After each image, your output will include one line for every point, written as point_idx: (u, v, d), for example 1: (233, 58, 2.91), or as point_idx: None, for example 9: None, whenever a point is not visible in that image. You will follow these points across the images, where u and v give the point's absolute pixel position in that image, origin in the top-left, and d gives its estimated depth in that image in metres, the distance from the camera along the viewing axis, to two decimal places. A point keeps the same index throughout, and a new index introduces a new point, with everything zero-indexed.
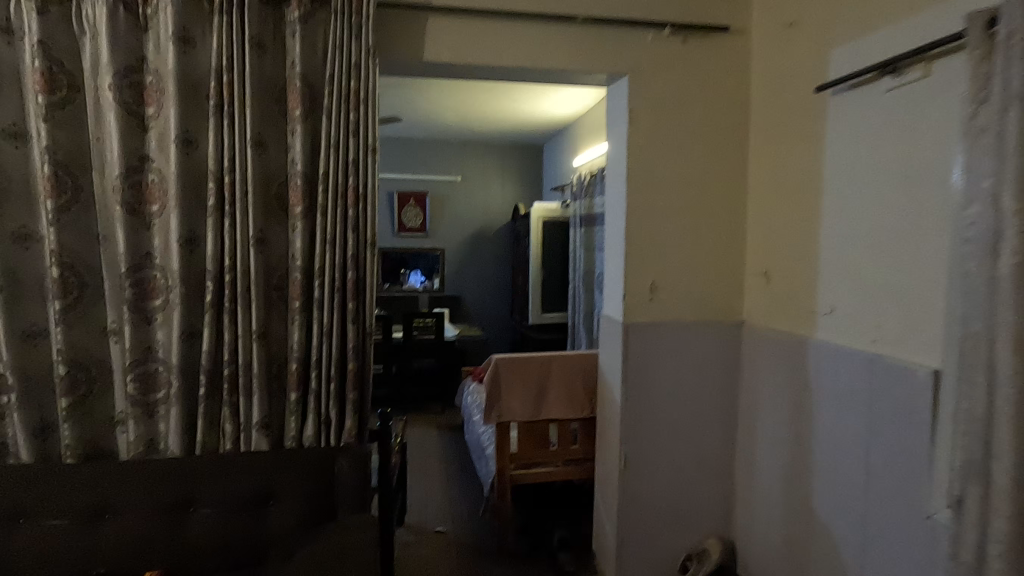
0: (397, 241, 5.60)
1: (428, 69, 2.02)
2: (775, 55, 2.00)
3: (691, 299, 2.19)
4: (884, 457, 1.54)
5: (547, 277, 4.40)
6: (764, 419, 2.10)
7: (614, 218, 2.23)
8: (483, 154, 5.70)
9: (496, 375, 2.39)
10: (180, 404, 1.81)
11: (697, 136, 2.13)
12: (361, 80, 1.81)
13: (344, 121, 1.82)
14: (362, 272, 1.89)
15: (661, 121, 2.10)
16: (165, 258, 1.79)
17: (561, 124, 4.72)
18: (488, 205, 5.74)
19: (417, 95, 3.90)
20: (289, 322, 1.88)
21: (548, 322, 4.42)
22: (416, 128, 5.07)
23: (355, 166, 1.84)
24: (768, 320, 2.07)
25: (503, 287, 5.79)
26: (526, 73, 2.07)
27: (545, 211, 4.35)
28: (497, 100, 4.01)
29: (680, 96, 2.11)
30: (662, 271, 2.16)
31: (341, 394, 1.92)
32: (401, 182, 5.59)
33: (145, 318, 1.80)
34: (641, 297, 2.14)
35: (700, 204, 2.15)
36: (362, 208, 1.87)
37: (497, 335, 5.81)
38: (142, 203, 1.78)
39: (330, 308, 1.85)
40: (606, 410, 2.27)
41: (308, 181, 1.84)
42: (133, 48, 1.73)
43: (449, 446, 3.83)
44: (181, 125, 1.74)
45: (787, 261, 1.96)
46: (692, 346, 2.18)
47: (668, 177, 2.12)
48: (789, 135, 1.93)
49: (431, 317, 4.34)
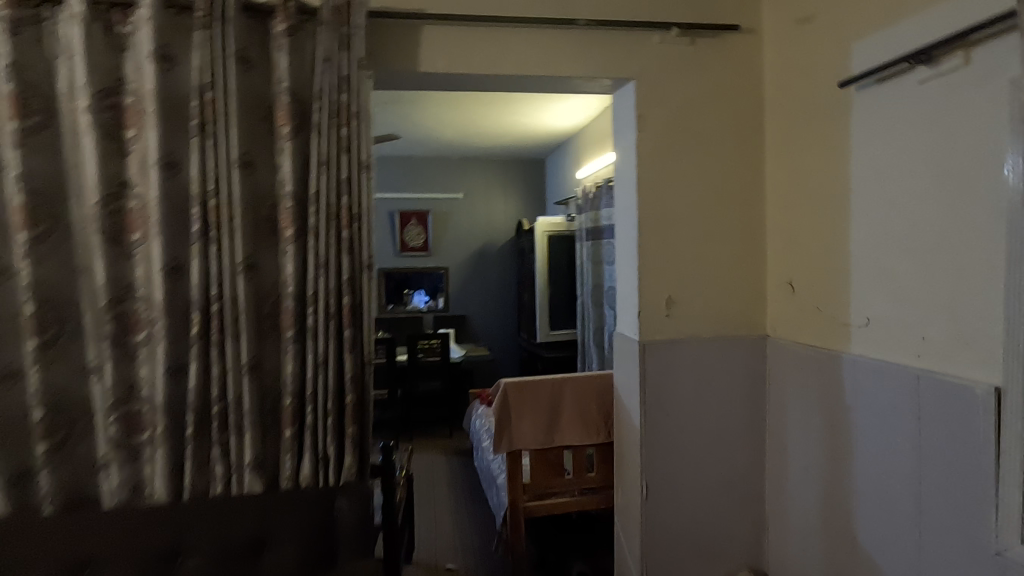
0: (400, 261, 5.50)
1: (423, 81, 1.92)
2: (789, 52, 1.89)
3: (711, 314, 2.05)
4: (937, 486, 1.38)
5: (554, 293, 4.27)
6: (792, 442, 1.94)
7: (624, 230, 2.10)
8: (485, 170, 5.62)
9: (505, 400, 2.25)
10: (166, 445, 1.68)
11: (710, 141, 2.01)
12: (351, 93, 1.71)
13: (336, 138, 1.72)
14: (358, 297, 1.77)
15: (670, 126, 1.99)
16: (148, 289, 1.68)
17: (563, 137, 4.63)
18: (491, 221, 5.63)
19: (415, 112, 3.82)
20: (282, 353, 1.75)
21: (556, 339, 4.28)
22: (415, 146, 5.00)
23: (349, 184, 1.73)
24: (795, 334, 1.93)
25: (509, 304, 5.66)
26: (527, 81, 1.97)
27: (549, 225, 4.23)
28: (496, 114, 3.92)
29: (690, 99, 2.00)
30: (679, 284, 2.02)
31: (339, 429, 1.79)
32: (401, 201, 5.50)
33: (127, 354, 1.68)
34: (657, 313, 2.01)
35: (715, 212, 2.02)
36: (356, 229, 1.76)
37: (505, 354, 5.67)
38: (123, 232, 1.67)
39: (325, 337, 1.73)
40: (625, 435, 2.11)
41: (299, 202, 1.74)
42: (111, 69, 1.63)
43: (458, 473, 3.67)
44: (162, 147, 1.63)
45: (813, 270, 1.82)
46: (713, 363, 2.04)
47: (681, 185, 2.00)
48: (809, 135, 1.81)
49: (436, 338, 4.19)
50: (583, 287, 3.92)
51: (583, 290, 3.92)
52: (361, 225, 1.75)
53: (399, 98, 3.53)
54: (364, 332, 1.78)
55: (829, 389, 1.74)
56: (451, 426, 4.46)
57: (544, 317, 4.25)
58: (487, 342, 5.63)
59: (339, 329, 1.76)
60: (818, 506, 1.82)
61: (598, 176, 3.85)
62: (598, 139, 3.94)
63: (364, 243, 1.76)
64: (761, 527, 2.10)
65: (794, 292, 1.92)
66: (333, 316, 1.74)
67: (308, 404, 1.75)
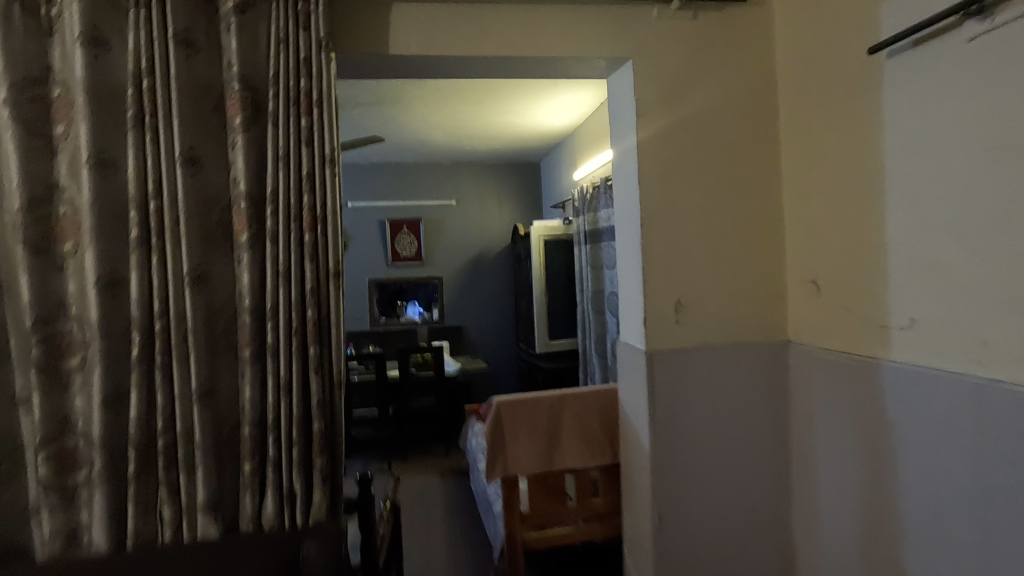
0: (392, 271, 5.30)
1: (396, 65, 1.72)
2: (803, 22, 1.69)
3: (725, 318, 1.83)
4: (1008, 518, 1.15)
5: (552, 300, 4.06)
6: (823, 461, 1.71)
7: (625, 228, 1.89)
8: (479, 175, 5.42)
9: (498, 421, 2.05)
10: (105, 486, 1.46)
11: (717, 126, 1.80)
12: (311, 78, 1.51)
13: (295, 130, 1.51)
14: (325, 309, 1.56)
15: (673, 110, 1.78)
16: (83, 306, 1.47)
17: (558, 137, 4.43)
18: (486, 228, 5.43)
19: (400, 113, 3.63)
20: (240, 376, 1.54)
21: (556, 350, 4.06)
22: (405, 151, 4.81)
23: (311, 182, 1.53)
24: (820, 338, 1.71)
25: (506, 314, 5.44)
26: (512, 64, 1.77)
27: (546, 229, 4.02)
28: (486, 113, 3.73)
29: (695, 81, 1.79)
30: (688, 286, 1.80)
31: (306, 461, 1.57)
32: (392, 209, 5.30)
33: (59, 382, 1.46)
34: (665, 319, 1.79)
35: (727, 205, 1.81)
36: (321, 233, 1.54)
37: (503, 366, 5.44)
38: (52, 242, 1.46)
39: (287, 356, 1.52)
40: (632, 457, 1.89)
41: (255, 204, 1.53)
42: (35, 56, 1.43)
43: (454, 497, 3.43)
44: (93, 143, 1.43)
45: (840, 265, 1.60)
46: (730, 374, 1.82)
47: (687, 176, 1.79)
48: (831, 113, 1.60)
49: (429, 352, 3.99)
50: (583, 294, 3.70)
51: (583, 297, 3.70)
52: (326, 228, 1.54)
53: (383, 97, 3.33)
54: (332, 350, 1.56)
55: (865, 401, 1.52)
56: (447, 444, 4.24)
57: (542, 326, 4.03)
58: (484, 354, 5.40)
59: (303, 347, 1.54)
60: (855, 535, 1.59)
61: (596, 176, 3.65)
62: (594, 137, 3.75)
63: (330, 249, 1.54)
64: (788, 557, 1.87)
65: (819, 292, 1.70)
66: (295, 332, 1.52)
67: (269, 434, 1.53)
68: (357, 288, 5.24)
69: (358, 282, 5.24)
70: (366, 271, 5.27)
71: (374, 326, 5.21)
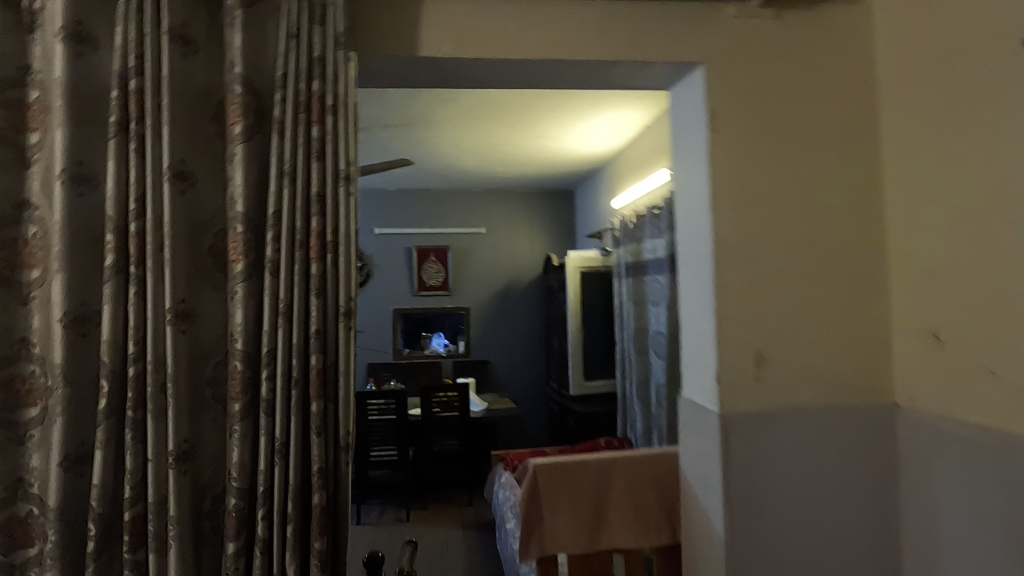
0: (417, 301, 5.06)
1: (427, 71, 1.48)
2: (915, 19, 1.40)
3: (816, 374, 1.49)
4: None
5: (588, 337, 3.74)
6: (950, 565, 1.33)
7: (690, 263, 1.59)
8: (510, 203, 5.21)
9: (536, 487, 1.73)
10: (56, 569, 1.18)
11: (805, 144, 1.51)
12: (326, 80, 1.28)
13: (304, 140, 1.27)
14: (331, 354, 1.29)
15: (753, 124, 1.50)
16: (47, 345, 1.23)
17: (596, 164, 4.19)
18: (517, 258, 5.18)
19: (431, 136, 3.43)
20: (227, 435, 1.27)
21: (592, 392, 3.72)
22: (434, 176, 4.62)
23: (321, 202, 1.28)
24: (943, 405, 1.36)
25: (536, 349, 5.13)
26: (560, 69, 1.51)
27: (582, 259, 3.73)
28: (521, 137, 3.52)
29: (778, 91, 1.51)
30: (771, 334, 1.48)
31: (303, 541, 1.27)
32: (419, 236, 5.10)
33: (14, 437, 1.21)
34: (743, 374, 1.47)
35: (818, 237, 1.50)
36: (330, 263, 1.28)
37: (532, 405, 5.10)
38: (18, 269, 1.23)
39: (283, 412, 1.24)
40: (698, 542, 1.54)
41: (253, 227, 1.28)
42: (12, 55, 1.23)
43: (477, 555, 3.08)
44: (68, 153, 1.21)
45: (975, 314, 1.26)
46: (822, 444, 1.48)
47: (769, 203, 1.49)
48: (959, 125, 1.29)
49: (455, 391, 3.69)
50: (624, 333, 3.38)
51: (624, 335, 3.38)
52: (336, 258, 1.28)
53: (412, 117, 3.13)
54: (339, 405, 1.28)
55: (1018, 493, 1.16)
56: (471, 492, 3.90)
57: (577, 365, 3.69)
58: (512, 391, 5.08)
59: (305, 400, 1.27)
60: None
61: (641, 204, 3.37)
62: (639, 162, 3.49)
63: (340, 283, 1.28)
64: None
65: (942, 346, 1.35)
66: (295, 382, 1.25)
67: (258, 508, 1.24)
68: (381, 317, 5.01)
69: (381, 312, 5.02)
70: (391, 300, 5.04)
71: (397, 358, 4.95)
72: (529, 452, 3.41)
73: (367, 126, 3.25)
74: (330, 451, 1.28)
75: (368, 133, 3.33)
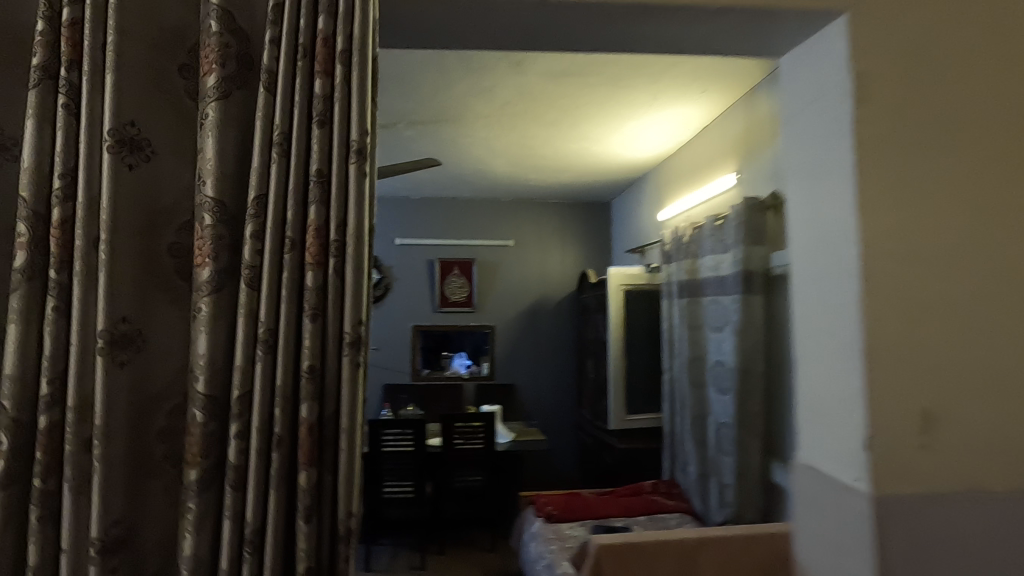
0: (438, 318, 4.69)
1: (468, 21, 1.12)
2: None
3: (1001, 442, 1.07)
4: None
5: (629, 365, 3.31)
6: None
7: (816, 285, 1.18)
8: (541, 215, 4.84)
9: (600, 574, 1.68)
10: None
11: (982, 125, 1.11)
12: (333, 15, 0.91)
13: (303, 98, 0.91)
14: (331, 402, 0.90)
15: (912, 95, 1.10)
16: None
17: (638, 172, 3.81)
18: (547, 274, 4.80)
19: (460, 136, 3.08)
20: (179, 515, 0.88)
21: (633, 428, 3.27)
22: (460, 183, 4.28)
23: (324, 185, 0.91)
24: None
25: (565, 373, 4.72)
26: (646, 22, 1.13)
27: (625, 276, 3.30)
28: (561, 139, 3.15)
29: (944, 53, 1.11)
30: (938, 386, 1.06)
31: None
32: (442, 248, 4.74)
33: None
34: (903, 442, 1.05)
35: (1001, 252, 1.09)
36: (332, 272, 0.90)
37: (560, 435, 4.67)
38: None
39: (258, 486, 0.86)
40: None
41: (227, 220, 0.91)
42: None
43: None
44: None
45: None
46: (1016, 543, 1.05)
47: (935, 204, 1.09)
48: None
49: (479, 422, 3.29)
50: (676, 362, 2.96)
51: (676, 364, 2.96)
52: (340, 264, 0.90)
53: (441, 114, 2.78)
54: (338, 476, 0.89)
55: None
56: (494, 534, 3.48)
57: (618, 398, 3.24)
58: (538, 419, 4.65)
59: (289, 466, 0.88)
60: None
61: (698, 215, 2.98)
62: (693, 168, 3.10)
63: (346, 301, 0.90)
64: None
65: None
66: (276, 442, 0.87)
67: None
68: (399, 335, 4.66)
69: (399, 329, 4.66)
70: (410, 316, 4.68)
71: (415, 379, 4.56)
72: (563, 495, 2.98)
73: (389, 123, 2.89)
74: (322, 541, 0.89)
75: (391, 131, 2.98)
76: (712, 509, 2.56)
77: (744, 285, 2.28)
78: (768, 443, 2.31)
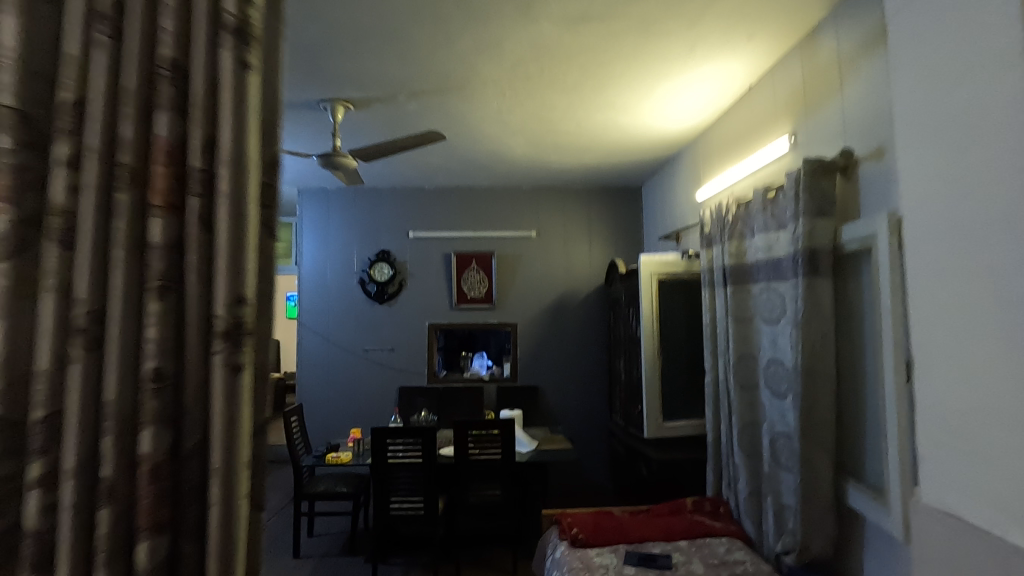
0: (456, 316, 4.37)
1: None
2: None
3: None
4: None
5: (666, 364, 2.90)
6: None
7: None
8: (565, 203, 4.47)
9: None
10: None
11: None
12: None
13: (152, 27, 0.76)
14: (180, 394, 0.74)
15: None
16: None
17: (673, 149, 3.40)
18: (572, 267, 4.42)
19: (469, 108, 2.74)
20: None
21: (670, 437, 2.85)
22: (477, 169, 3.95)
23: (183, 128, 0.76)
24: None
25: (594, 374, 4.33)
26: None
27: (659, 263, 2.90)
28: (582, 109, 2.80)
29: None
30: None
31: None
32: (459, 240, 4.42)
33: None
34: None
35: None
36: (181, 235, 0.75)
37: (590, 441, 4.28)
38: None
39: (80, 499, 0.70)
40: None
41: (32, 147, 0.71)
42: None
43: None
44: None
45: None
46: None
47: None
48: None
49: (497, 429, 2.95)
50: (721, 360, 2.56)
51: (722, 363, 2.56)
52: (203, 219, 0.75)
53: (444, 80, 2.45)
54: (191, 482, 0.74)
55: None
56: (515, 556, 3.12)
57: (652, 402, 2.84)
58: (566, 424, 4.28)
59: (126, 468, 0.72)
60: None
61: (746, 190, 2.57)
62: (737, 137, 2.69)
63: (202, 273, 0.74)
64: None
65: None
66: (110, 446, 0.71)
67: None
68: (414, 334, 4.35)
69: (415, 328, 4.36)
70: (426, 314, 4.37)
71: (433, 382, 4.31)
72: (591, 514, 2.61)
73: (388, 95, 2.58)
74: (177, 573, 0.73)
75: (392, 106, 2.67)
76: (769, 535, 2.21)
77: (809, 266, 1.85)
78: (840, 457, 1.89)
